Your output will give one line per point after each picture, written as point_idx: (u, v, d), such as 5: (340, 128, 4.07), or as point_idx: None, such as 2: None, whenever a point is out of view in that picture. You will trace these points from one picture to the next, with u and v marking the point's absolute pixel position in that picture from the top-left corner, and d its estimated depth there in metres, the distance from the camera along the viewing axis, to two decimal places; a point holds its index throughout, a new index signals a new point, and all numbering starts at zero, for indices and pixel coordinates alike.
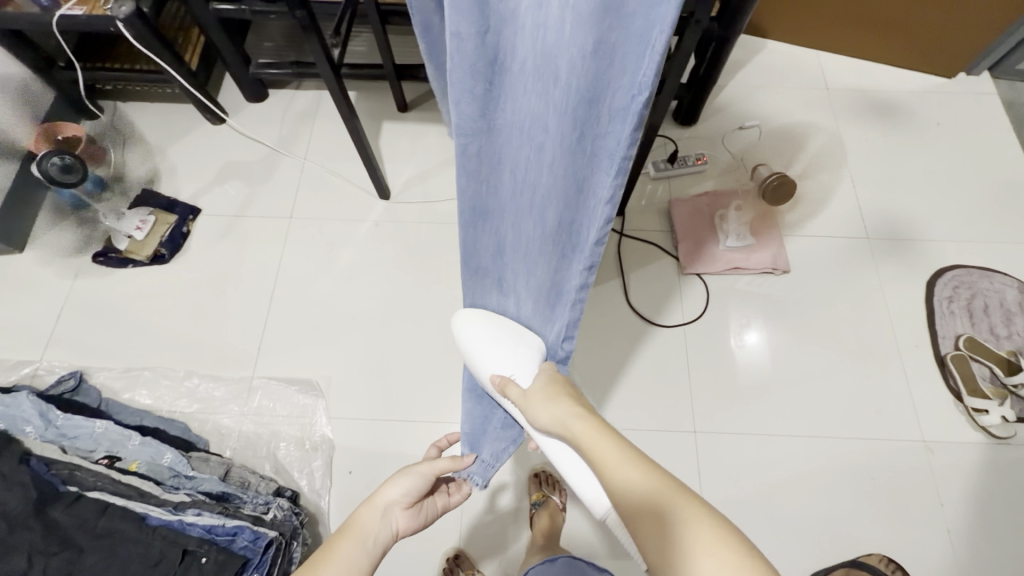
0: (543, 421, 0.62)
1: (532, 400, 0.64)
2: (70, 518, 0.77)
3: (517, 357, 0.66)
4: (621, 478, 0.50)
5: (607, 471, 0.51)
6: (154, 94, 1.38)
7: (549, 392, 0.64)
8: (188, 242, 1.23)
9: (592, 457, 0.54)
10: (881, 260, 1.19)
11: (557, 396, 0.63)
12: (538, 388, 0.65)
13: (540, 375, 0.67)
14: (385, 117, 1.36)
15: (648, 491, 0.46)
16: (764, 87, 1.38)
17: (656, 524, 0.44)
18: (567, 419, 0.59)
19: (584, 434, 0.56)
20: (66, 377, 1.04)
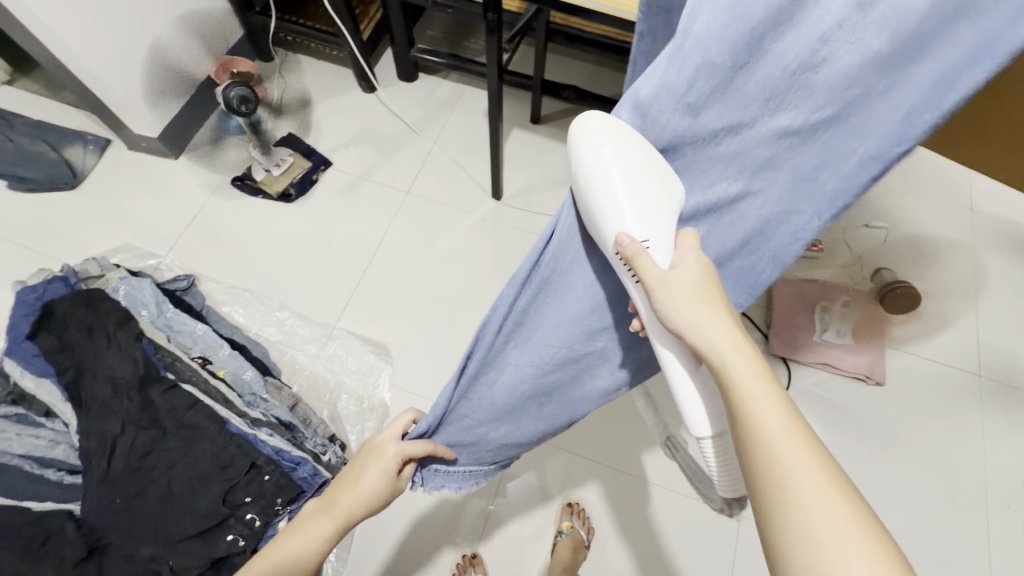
0: (674, 320, 0.44)
1: (675, 291, 0.44)
2: (163, 402, 0.86)
3: (649, 238, 0.45)
4: (768, 423, 0.39)
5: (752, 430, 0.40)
6: (323, 53, 1.51)
7: (699, 289, 0.45)
8: (313, 188, 1.34)
9: (745, 403, 0.41)
10: (989, 405, 1.10)
11: (711, 302, 0.45)
12: (688, 280, 0.45)
13: (687, 261, 0.46)
14: (516, 124, 1.42)
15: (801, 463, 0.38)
16: (901, 192, 1.32)
17: (803, 507, 0.36)
18: (717, 337, 0.43)
19: (747, 373, 0.41)
20: (181, 277, 1.16)
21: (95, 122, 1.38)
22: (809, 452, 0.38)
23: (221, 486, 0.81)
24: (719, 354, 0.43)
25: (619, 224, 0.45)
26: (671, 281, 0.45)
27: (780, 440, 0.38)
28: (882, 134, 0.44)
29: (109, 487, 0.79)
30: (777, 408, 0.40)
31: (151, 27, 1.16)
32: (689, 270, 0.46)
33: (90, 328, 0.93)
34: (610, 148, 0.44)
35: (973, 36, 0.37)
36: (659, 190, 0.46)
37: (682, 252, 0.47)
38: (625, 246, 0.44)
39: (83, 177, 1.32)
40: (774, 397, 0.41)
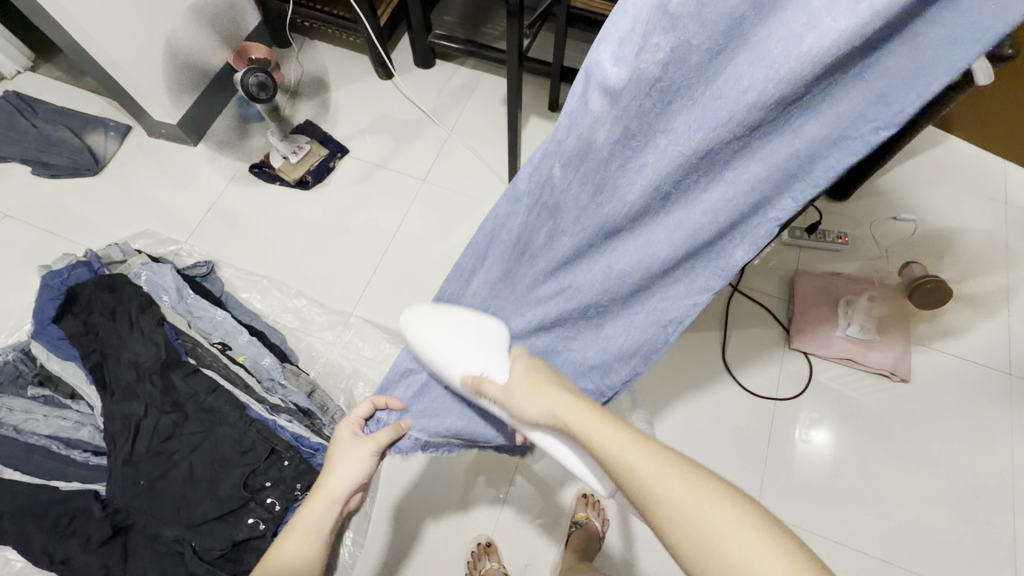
0: (527, 415, 0.52)
1: (514, 396, 0.54)
2: (185, 386, 0.87)
3: (484, 367, 0.57)
4: (628, 461, 0.44)
5: (621, 469, 0.44)
6: (340, 39, 1.50)
7: (531, 379, 0.54)
8: (330, 176, 1.34)
9: (591, 442, 0.46)
10: (1019, 403, 1.07)
11: (544, 386, 0.53)
12: (519, 380, 0.54)
13: (515, 364, 0.57)
14: (534, 111, 1.40)
15: (676, 487, 0.41)
16: (932, 183, 1.28)
17: (666, 502, 0.41)
18: (556, 408, 0.51)
19: (583, 419, 0.48)
20: (201, 264, 1.16)
21: (116, 108, 1.39)
22: (652, 453, 0.43)
23: (241, 470, 0.82)
24: (561, 414, 0.50)
25: (459, 366, 0.58)
26: (512, 386, 0.55)
27: (620, 449, 0.44)
28: (847, 138, 0.35)
29: (133, 469, 0.80)
30: (617, 431, 0.46)
31: (173, 11, 1.15)
32: (518, 370, 0.56)
33: (113, 312, 0.94)
34: (432, 328, 0.61)
35: (943, 39, 0.30)
36: (474, 329, 0.60)
37: (513, 360, 0.57)
38: (470, 381, 0.57)
39: (105, 163, 1.33)
40: (621, 433, 0.46)
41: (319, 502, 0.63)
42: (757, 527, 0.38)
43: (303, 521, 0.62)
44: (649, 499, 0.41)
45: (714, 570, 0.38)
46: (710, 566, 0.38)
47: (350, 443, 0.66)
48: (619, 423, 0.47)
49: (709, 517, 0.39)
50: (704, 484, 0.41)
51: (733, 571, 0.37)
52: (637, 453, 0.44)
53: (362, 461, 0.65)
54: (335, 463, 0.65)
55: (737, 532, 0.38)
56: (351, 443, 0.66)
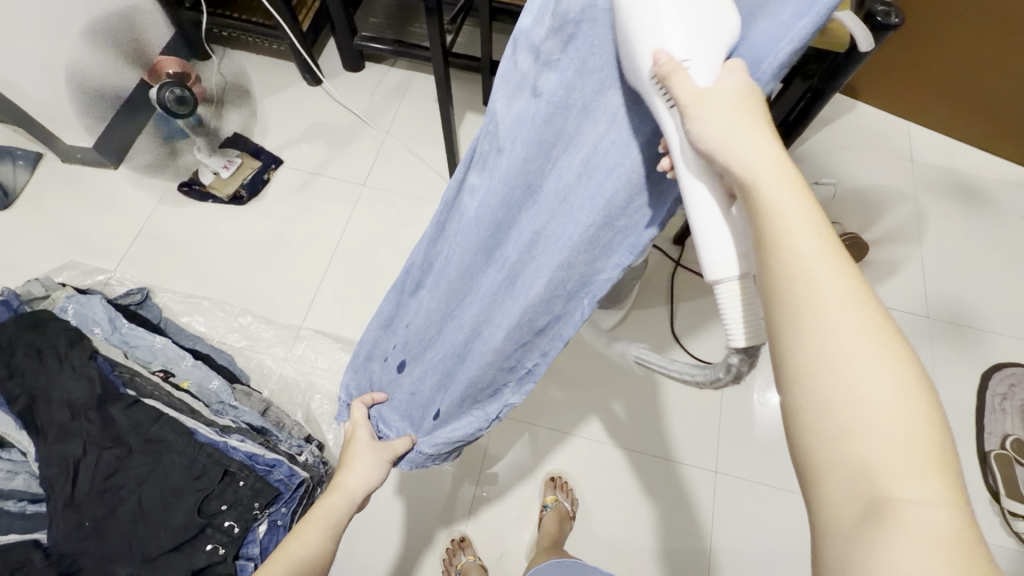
0: (702, 131, 0.32)
1: (709, 103, 0.32)
2: (125, 418, 0.84)
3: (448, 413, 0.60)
4: (812, 266, 0.28)
5: (801, 278, 0.28)
6: (262, 47, 1.46)
7: (739, 102, 0.32)
8: (266, 188, 1.30)
9: (766, 207, 0.30)
10: (938, 342, 1.16)
11: (752, 112, 0.32)
12: (727, 90, 0.32)
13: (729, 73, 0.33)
14: (469, 108, 1.40)
15: (867, 345, 0.26)
16: (846, 148, 1.37)
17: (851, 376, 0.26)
18: (759, 153, 0.31)
19: (781, 179, 0.30)
20: (134, 291, 1.11)
21: (22, 136, 1.30)
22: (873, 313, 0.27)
23: (194, 497, 0.79)
24: (761, 163, 0.31)
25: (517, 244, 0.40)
26: (707, 95, 0.32)
27: (821, 264, 0.28)
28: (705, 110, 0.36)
29: (76, 511, 0.76)
30: (827, 243, 0.28)
31: (73, 25, 1.09)
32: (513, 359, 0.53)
33: (38, 351, 0.88)
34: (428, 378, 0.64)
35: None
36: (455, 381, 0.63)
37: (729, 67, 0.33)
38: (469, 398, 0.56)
39: (16, 195, 1.25)
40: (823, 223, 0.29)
41: (338, 498, 0.61)
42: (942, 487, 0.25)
43: (325, 510, 0.60)
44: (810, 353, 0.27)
45: (840, 455, 0.25)
46: (842, 456, 0.25)
47: (366, 446, 0.67)
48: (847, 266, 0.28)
49: (874, 388, 0.25)
50: (893, 349, 0.26)
51: (855, 459, 0.25)
52: (840, 272, 0.27)
53: (379, 465, 0.66)
54: (355, 462, 0.65)
55: (889, 423, 0.25)
56: (367, 448, 0.66)
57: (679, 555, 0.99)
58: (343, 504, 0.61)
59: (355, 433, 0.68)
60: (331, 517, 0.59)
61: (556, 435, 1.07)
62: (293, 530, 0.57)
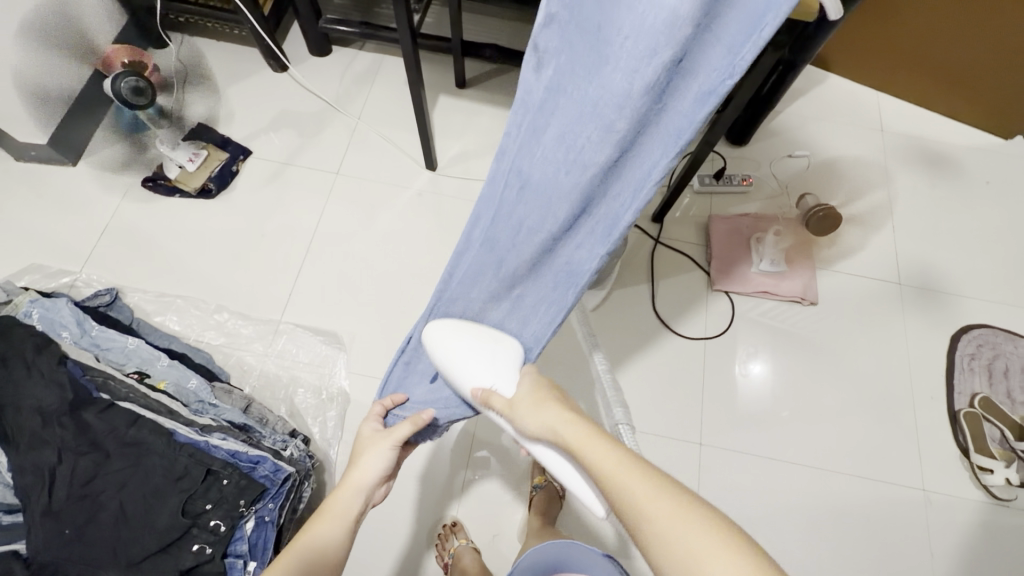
0: (528, 428, 0.54)
1: (517, 407, 0.56)
2: (100, 423, 0.82)
3: (493, 381, 0.59)
4: (613, 472, 0.47)
5: (619, 495, 0.46)
6: (223, 34, 1.40)
7: (536, 397, 0.56)
8: (235, 180, 1.26)
9: (587, 460, 0.49)
10: (909, 308, 1.19)
11: (544, 402, 0.55)
12: (524, 395, 0.57)
13: (523, 382, 0.59)
14: (442, 90, 1.37)
15: (671, 519, 0.44)
16: (819, 119, 1.38)
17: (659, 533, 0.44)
18: (556, 424, 0.53)
19: (579, 437, 0.51)
20: (102, 292, 1.07)
21: None
22: (648, 479, 0.46)
23: (178, 497, 0.78)
24: (563, 433, 0.52)
25: (572, 224, 0.60)
26: (513, 402, 0.57)
27: (611, 467, 0.48)
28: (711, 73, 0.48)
29: (55, 519, 0.74)
30: (613, 452, 0.49)
31: (14, 11, 1.02)
32: (525, 388, 0.58)
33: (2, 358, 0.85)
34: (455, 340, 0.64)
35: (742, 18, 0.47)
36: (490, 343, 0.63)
37: (523, 376, 0.60)
38: (480, 395, 0.59)
39: None
40: (606, 443, 0.50)
41: (347, 494, 0.63)
42: (732, 549, 0.41)
43: (335, 509, 0.62)
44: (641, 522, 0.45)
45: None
46: (687, 574, 0.41)
47: (373, 437, 0.68)
48: (626, 458, 0.48)
49: (692, 537, 0.43)
50: (684, 505, 0.44)
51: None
52: (629, 481, 0.47)
53: (384, 455, 0.66)
54: (360, 455, 0.66)
55: (710, 552, 0.42)
56: (374, 441, 0.67)
57: None
58: (353, 499, 0.63)
59: (363, 431, 0.69)
60: (343, 515, 0.62)
61: None
62: (308, 530, 0.61)
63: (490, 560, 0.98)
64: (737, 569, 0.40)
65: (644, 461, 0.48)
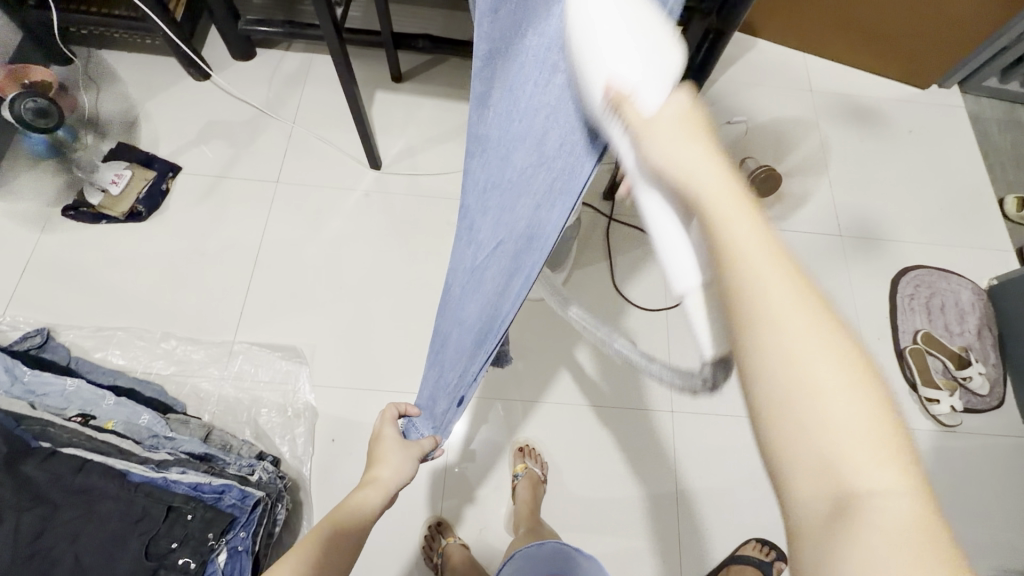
0: (651, 159, 0.31)
1: (652, 131, 0.32)
2: (42, 474, 0.76)
3: (640, 79, 0.31)
4: (759, 277, 0.27)
5: (746, 306, 0.27)
6: (135, 45, 1.31)
7: (685, 126, 0.32)
8: (167, 200, 1.19)
9: (714, 219, 0.29)
10: (852, 257, 1.25)
11: (695, 132, 0.32)
12: (672, 115, 0.32)
13: (674, 99, 0.33)
14: (378, 86, 1.33)
15: (833, 373, 0.26)
16: (752, 84, 1.42)
17: (784, 331, 0.26)
18: (699, 165, 0.30)
19: (723, 196, 0.30)
20: (32, 334, 0.98)
21: None
22: (799, 290, 0.27)
23: (139, 540, 0.74)
24: (697, 184, 0.30)
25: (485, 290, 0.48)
26: (652, 122, 0.32)
27: (766, 284, 0.27)
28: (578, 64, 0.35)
29: None
30: (770, 252, 0.28)
31: None
32: (672, 107, 0.32)
33: None
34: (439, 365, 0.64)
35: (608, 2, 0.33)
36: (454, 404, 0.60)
37: (676, 96, 0.33)
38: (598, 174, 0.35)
39: None
40: (761, 225, 0.29)
41: (373, 490, 0.67)
42: (898, 453, 0.25)
43: (360, 505, 0.65)
44: (757, 323, 0.27)
45: (814, 467, 0.25)
46: (817, 470, 0.25)
47: (394, 439, 0.72)
48: (769, 234, 0.29)
49: (843, 410, 0.25)
50: (861, 378, 0.26)
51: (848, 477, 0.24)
52: (767, 269, 0.27)
53: (409, 460, 0.71)
54: (385, 456, 0.70)
55: (865, 447, 0.25)
56: (395, 443, 0.71)
57: (651, 497, 1.03)
58: (378, 499, 0.67)
59: (383, 431, 0.73)
60: (366, 513, 0.65)
61: (518, 406, 1.08)
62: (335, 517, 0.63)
63: (480, 554, 0.98)
64: (903, 498, 0.24)
65: (818, 284, 0.28)
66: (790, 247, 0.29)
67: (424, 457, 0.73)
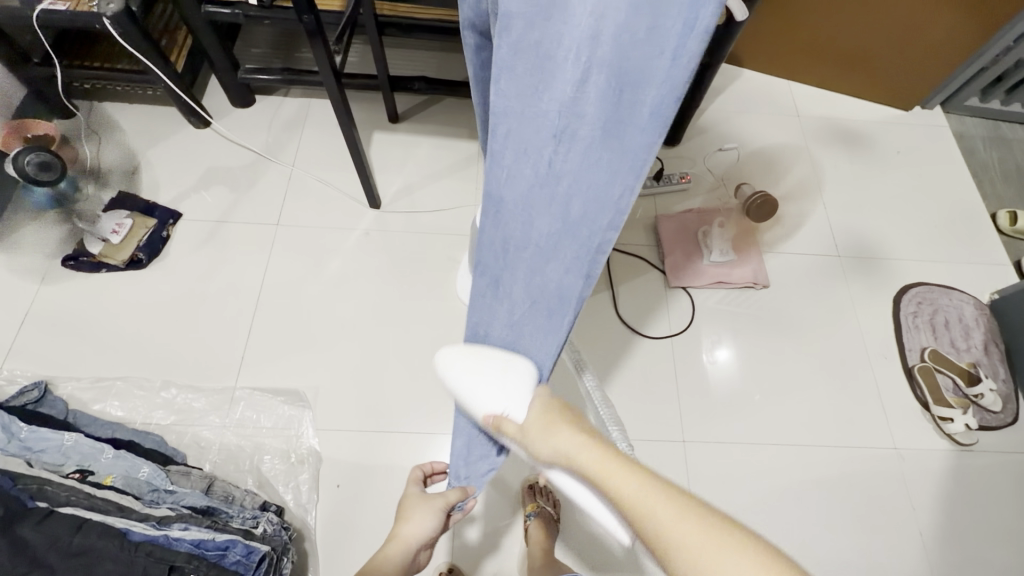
0: (545, 454, 0.60)
1: (530, 434, 0.61)
2: (37, 536, 0.71)
3: (504, 407, 0.63)
4: (641, 501, 0.52)
5: (624, 495, 0.53)
6: (137, 97, 1.34)
7: (546, 419, 0.61)
8: (167, 247, 1.19)
9: (620, 494, 0.53)
10: (852, 277, 1.26)
11: (555, 424, 0.61)
12: (534, 420, 0.61)
13: (534, 404, 0.63)
14: (376, 127, 1.36)
15: (679, 519, 0.50)
16: (741, 112, 1.45)
17: (658, 520, 0.50)
18: (573, 451, 0.58)
19: (603, 463, 0.56)
20: (30, 388, 0.97)
21: None
22: (669, 501, 0.51)
23: None
24: (578, 459, 0.58)
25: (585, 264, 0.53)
26: (532, 430, 0.61)
27: (633, 487, 0.53)
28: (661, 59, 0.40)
29: None
30: (632, 475, 0.54)
31: None
32: (536, 408, 0.62)
33: None
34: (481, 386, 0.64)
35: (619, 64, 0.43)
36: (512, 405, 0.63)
37: (536, 397, 0.63)
38: (492, 421, 0.64)
39: None
40: (637, 477, 0.54)
41: (394, 545, 0.70)
42: (737, 547, 0.47)
43: (384, 561, 0.69)
44: (657, 526, 0.50)
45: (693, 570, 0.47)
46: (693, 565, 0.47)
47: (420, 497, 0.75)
48: (630, 467, 0.55)
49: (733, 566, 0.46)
50: (695, 511, 0.50)
51: None
52: (660, 508, 0.51)
53: (431, 516, 0.73)
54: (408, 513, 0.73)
55: (722, 556, 0.47)
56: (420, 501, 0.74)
57: None
58: (399, 556, 0.70)
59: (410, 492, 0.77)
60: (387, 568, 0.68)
61: None
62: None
63: None
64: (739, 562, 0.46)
65: (662, 477, 0.54)
66: (639, 462, 0.56)
67: (448, 510, 0.74)
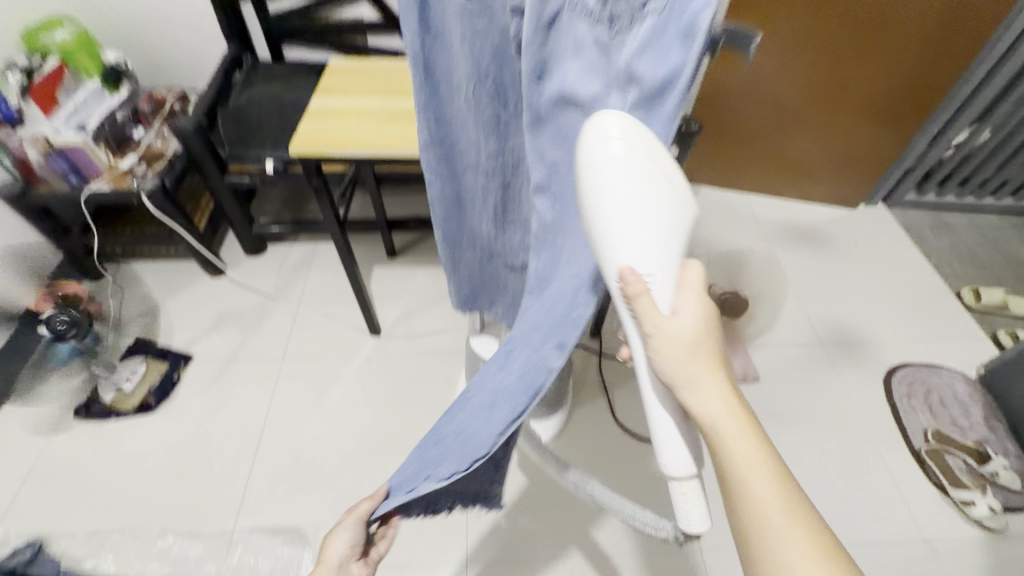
0: (664, 371, 0.39)
1: (670, 345, 0.39)
2: None
3: (648, 269, 0.38)
4: (752, 479, 0.37)
5: (729, 461, 0.38)
6: (160, 254, 1.49)
7: (694, 346, 0.39)
8: (176, 389, 1.24)
9: (725, 453, 0.38)
10: (839, 363, 1.30)
11: (707, 358, 0.39)
12: (684, 335, 0.39)
13: (684, 300, 0.39)
14: (375, 262, 1.49)
15: (787, 512, 0.37)
16: (704, 222, 1.61)
17: (766, 508, 0.37)
18: (714, 407, 0.38)
19: (733, 424, 0.38)
20: (23, 548, 0.95)
21: None
22: (776, 479, 0.37)
23: None
24: (714, 411, 0.38)
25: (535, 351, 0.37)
26: (671, 341, 0.39)
27: (749, 456, 0.38)
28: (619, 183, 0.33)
29: None
30: (755, 443, 0.38)
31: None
32: (688, 319, 0.39)
33: None
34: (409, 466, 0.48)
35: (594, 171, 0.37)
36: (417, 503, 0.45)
37: (687, 285, 0.40)
38: (628, 282, 0.37)
39: None
40: (761, 450, 0.38)
41: None
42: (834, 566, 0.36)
43: None
44: (745, 496, 0.37)
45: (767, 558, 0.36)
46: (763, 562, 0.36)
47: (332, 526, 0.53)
48: (762, 443, 0.38)
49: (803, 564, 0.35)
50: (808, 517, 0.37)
51: None
52: (766, 486, 0.37)
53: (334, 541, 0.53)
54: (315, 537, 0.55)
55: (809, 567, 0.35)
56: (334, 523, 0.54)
57: None
58: None
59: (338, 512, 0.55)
60: None
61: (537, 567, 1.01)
62: None
63: None
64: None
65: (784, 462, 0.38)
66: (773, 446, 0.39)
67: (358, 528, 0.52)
